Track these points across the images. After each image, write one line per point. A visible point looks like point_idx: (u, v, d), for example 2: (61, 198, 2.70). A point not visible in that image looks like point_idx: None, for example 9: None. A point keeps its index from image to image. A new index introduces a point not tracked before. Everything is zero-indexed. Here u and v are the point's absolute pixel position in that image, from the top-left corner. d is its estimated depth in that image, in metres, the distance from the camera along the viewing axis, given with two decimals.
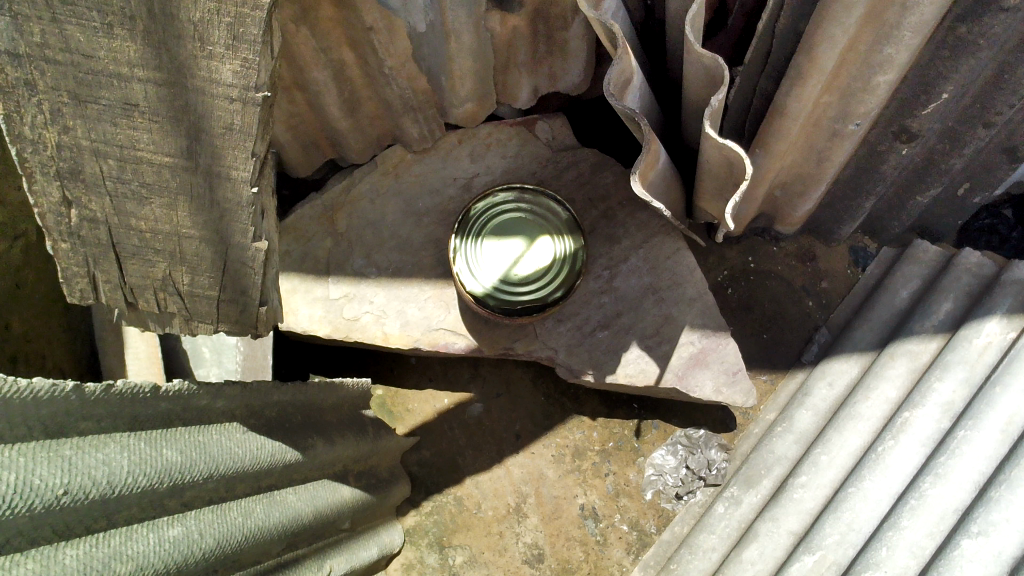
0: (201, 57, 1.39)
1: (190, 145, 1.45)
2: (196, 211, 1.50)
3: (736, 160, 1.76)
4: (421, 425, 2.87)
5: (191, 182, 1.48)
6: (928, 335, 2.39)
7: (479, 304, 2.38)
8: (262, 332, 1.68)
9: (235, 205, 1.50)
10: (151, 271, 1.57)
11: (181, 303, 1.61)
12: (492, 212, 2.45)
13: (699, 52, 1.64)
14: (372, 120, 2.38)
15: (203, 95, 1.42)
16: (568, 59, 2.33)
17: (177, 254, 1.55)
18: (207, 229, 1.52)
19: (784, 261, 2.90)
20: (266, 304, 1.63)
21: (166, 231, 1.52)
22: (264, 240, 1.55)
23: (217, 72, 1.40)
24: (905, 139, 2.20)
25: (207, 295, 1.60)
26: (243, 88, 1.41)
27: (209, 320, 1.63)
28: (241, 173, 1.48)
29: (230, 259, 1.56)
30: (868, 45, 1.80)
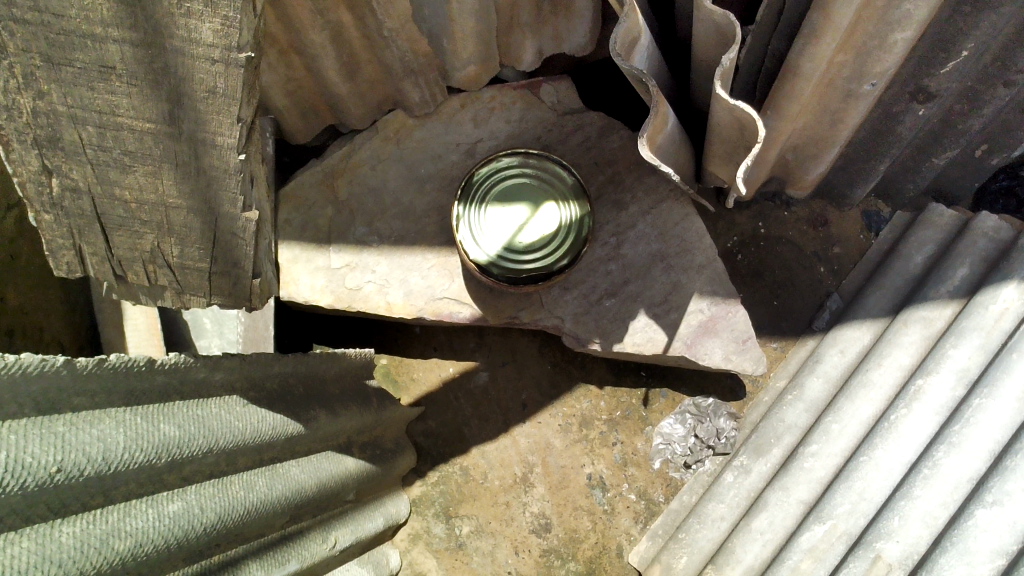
0: (178, 14, 1.31)
1: (174, 111, 1.39)
2: (182, 181, 1.46)
3: (748, 123, 1.63)
4: (426, 395, 2.82)
5: (176, 150, 1.43)
6: (943, 301, 2.37)
7: (482, 273, 2.32)
8: (255, 305, 1.67)
9: (223, 174, 1.46)
10: (140, 243, 1.53)
11: (172, 276, 1.59)
12: (496, 178, 2.38)
13: (710, 8, 1.54)
14: (372, 85, 2.32)
15: (183, 56, 1.34)
16: (573, 19, 2.27)
17: (166, 226, 1.51)
18: (194, 199, 1.48)
19: (794, 227, 2.84)
20: (259, 276, 1.63)
21: (152, 200, 1.48)
22: (254, 210, 1.52)
23: (195, 31, 1.32)
24: (922, 99, 2.15)
25: (198, 266, 1.57)
26: (225, 48, 1.34)
27: (201, 294, 1.61)
28: (227, 140, 1.42)
29: (221, 230, 1.52)
30: (885, 1, 1.75)
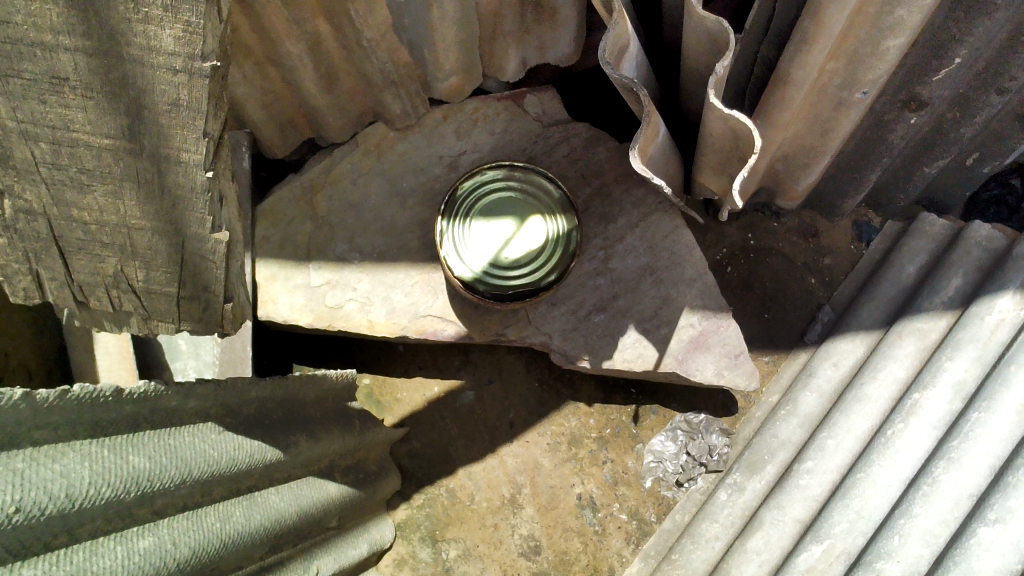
0: (135, 20, 1.22)
1: (133, 127, 1.31)
2: (144, 200, 1.38)
3: (744, 133, 1.56)
4: (410, 415, 2.74)
5: (137, 166, 1.35)
6: (937, 312, 2.33)
7: (468, 290, 2.26)
8: (229, 331, 1.59)
9: (189, 192, 1.37)
10: (101, 267, 1.45)
11: (137, 301, 1.51)
12: (480, 191, 2.31)
13: (702, 14, 1.48)
14: (352, 97, 2.26)
15: (142, 66, 1.26)
16: (557, 27, 2.22)
17: (129, 249, 1.44)
18: (158, 219, 1.40)
19: (785, 238, 2.78)
20: (231, 300, 1.53)
21: (113, 222, 1.40)
22: (224, 231, 1.42)
23: (155, 37, 1.24)
24: (914, 107, 2.11)
25: (165, 292, 1.49)
26: (187, 57, 1.25)
27: (169, 320, 1.54)
28: (193, 156, 1.34)
29: (188, 251, 1.44)
30: (877, 7, 1.71)
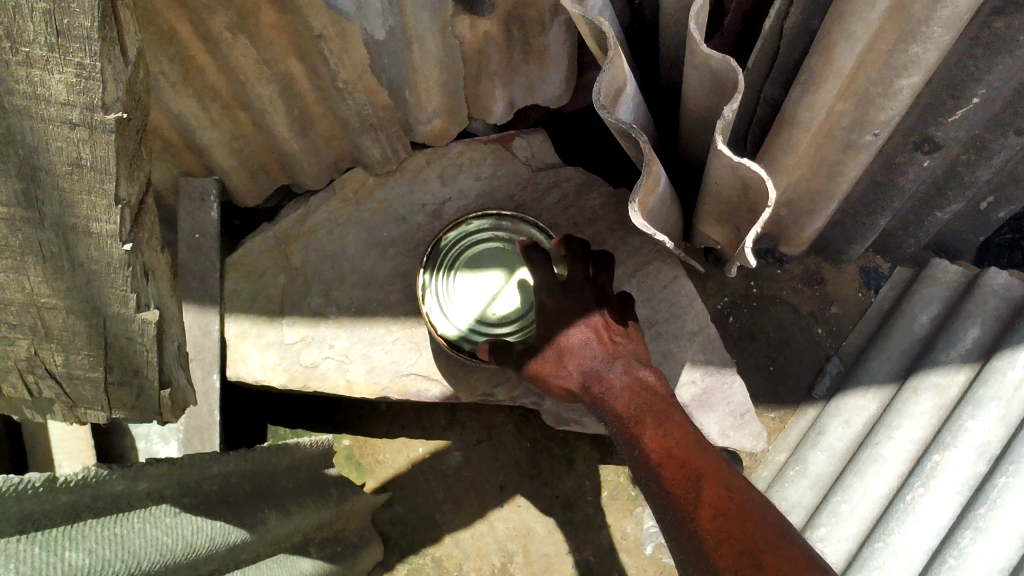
0: (15, 62, 1.07)
1: (28, 189, 1.17)
2: (54, 277, 1.25)
3: (754, 183, 1.42)
4: (393, 478, 2.54)
5: (40, 239, 1.21)
6: (955, 366, 2.18)
7: (457, 352, 2.09)
8: (168, 418, 1.43)
9: (105, 267, 1.23)
10: (12, 350, 1.32)
11: (59, 387, 1.37)
12: (465, 244, 2.16)
13: (707, 52, 1.34)
14: (328, 141, 2.12)
15: (29, 118, 1.11)
16: (546, 67, 2.09)
17: (41, 330, 1.30)
18: (71, 297, 1.27)
19: (789, 285, 2.64)
20: (168, 386, 1.38)
21: (20, 300, 1.27)
22: (152, 310, 1.28)
23: (45, 82, 1.09)
24: (927, 149, 1.97)
25: (88, 376, 1.35)
26: (84, 106, 1.11)
27: (98, 407, 1.40)
28: (105, 226, 1.19)
29: (112, 331, 1.30)
30: (890, 44, 1.58)
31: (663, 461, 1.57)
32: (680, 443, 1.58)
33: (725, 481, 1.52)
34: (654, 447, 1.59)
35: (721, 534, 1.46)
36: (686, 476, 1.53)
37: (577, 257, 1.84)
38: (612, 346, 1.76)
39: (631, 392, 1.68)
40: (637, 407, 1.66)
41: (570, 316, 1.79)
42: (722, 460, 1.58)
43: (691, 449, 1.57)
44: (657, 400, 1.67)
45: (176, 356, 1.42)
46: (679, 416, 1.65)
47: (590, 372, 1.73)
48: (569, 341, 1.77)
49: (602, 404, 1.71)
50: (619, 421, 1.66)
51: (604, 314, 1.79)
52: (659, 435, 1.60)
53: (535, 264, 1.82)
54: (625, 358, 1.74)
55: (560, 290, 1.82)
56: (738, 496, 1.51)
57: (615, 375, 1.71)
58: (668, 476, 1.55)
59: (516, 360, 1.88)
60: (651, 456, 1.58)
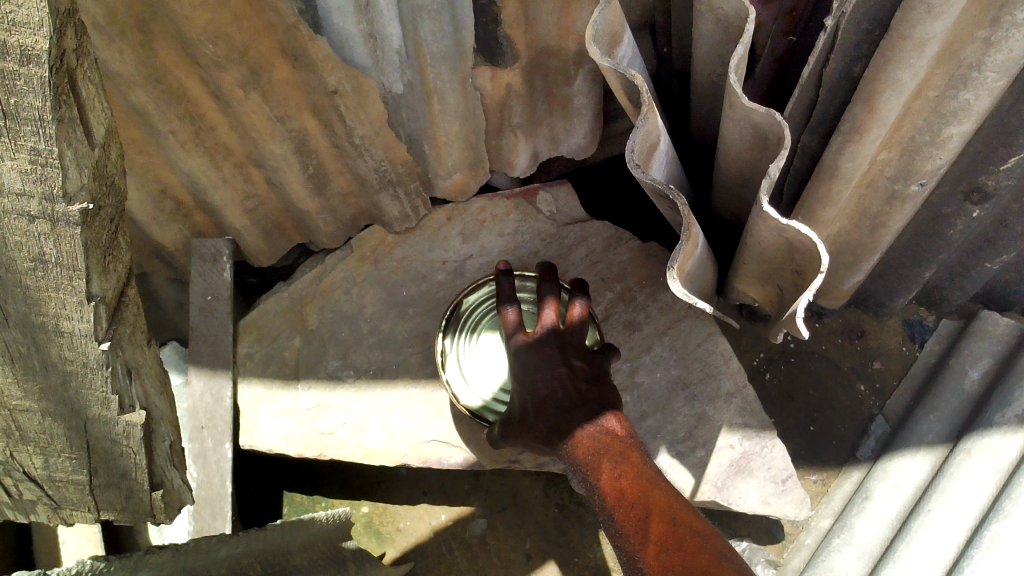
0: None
1: None
2: (25, 378, 1.21)
3: (802, 245, 1.32)
4: (414, 548, 2.40)
5: (7, 339, 1.18)
6: (1012, 427, 2.05)
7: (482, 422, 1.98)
8: (161, 519, 1.43)
9: (82, 368, 1.20)
10: None
11: (40, 490, 1.37)
12: (488, 305, 2.06)
13: (748, 107, 1.24)
14: (346, 199, 2.05)
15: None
16: (571, 119, 2.01)
17: (16, 434, 1.28)
18: (47, 400, 1.24)
19: (828, 339, 2.51)
20: (159, 489, 1.38)
21: None
22: (136, 411, 1.27)
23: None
24: (976, 199, 1.85)
25: (70, 480, 1.36)
26: (43, 196, 1.03)
27: (85, 509, 1.42)
28: (78, 325, 1.16)
29: (94, 435, 1.29)
30: (939, 90, 1.48)
31: (615, 501, 1.48)
32: (633, 480, 1.49)
33: (671, 514, 1.44)
34: (606, 487, 1.51)
35: (667, 566, 1.37)
36: (637, 516, 1.44)
37: (547, 306, 1.85)
38: (565, 377, 1.69)
39: (586, 424, 1.61)
40: (591, 440, 1.58)
41: (534, 359, 1.75)
42: (675, 495, 1.49)
43: (640, 485, 1.49)
44: (619, 433, 1.59)
45: (165, 457, 1.37)
46: (637, 451, 1.56)
47: (545, 406, 1.67)
48: (528, 377, 1.73)
49: (555, 440, 1.63)
50: (574, 459, 1.59)
51: (571, 359, 1.74)
52: (612, 473, 1.52)
53: (504, 315, 1.86)
54: (577, 387, 1.67)
55: (527, 342, 1.79)
56: (690, 538, 1.40)
57: (568, 409, 1.64)
58: (619, 517, 1.46)
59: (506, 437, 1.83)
60: (603, 496, 1.50)
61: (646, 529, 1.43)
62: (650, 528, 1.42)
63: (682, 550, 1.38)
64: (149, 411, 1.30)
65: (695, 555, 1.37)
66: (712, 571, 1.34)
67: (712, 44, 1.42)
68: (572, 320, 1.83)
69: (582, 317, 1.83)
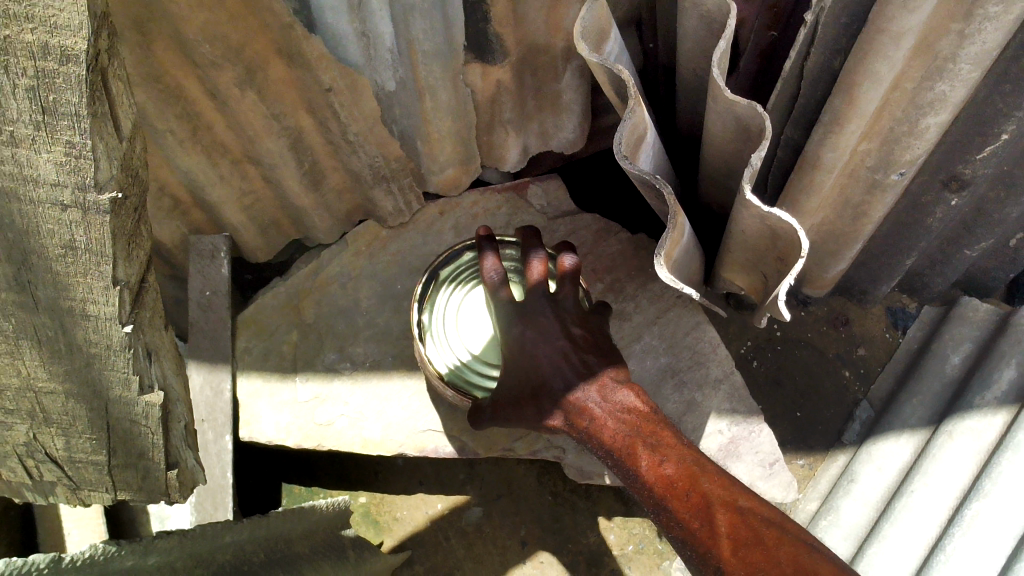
0: (3, 145, 1.12)
1: (20, 275, 1.20)
2: (51, 360, 1.27)
3: (784, 232, 1.37)
4: (410, 537, 2.43)
5: (34, 323, 1.24)
6: (992, 409, 2.12)
7: (466, 398, 1.89)
8: (177, 497, 1.44)
9: (105, 349, 1.25)
10: (11, 434, 1.34)
11: (60, 471, 1.40)
12: (464, 277, 2.01)
13: (731, 99, 1.29)
14: (340, 195, 2.10)
15: (22, 202, 1.16)
16: (561, 114, 2.06)
17: (39, 414, 1.32)
18: (70, 381, 1.29)
19: (813, 327, 2.57)
20: (175, 467, 1.40)
21: (18, 384, 1.29)
22: (155, 392, 1.30)
23: (33, 164, 1.14)
24: (954, 188, 1.91)
25: (92, 460, 1.37)
26: (77, 186, 1.15)
27: (103, 489, 1.42)
28: (104, 308, 1.23)
29: (116, 416, 1.32)
30: (916, 81, 1.53)
31: (665, 493, 1.40)
32: (681, 467, 1.41)
33: (736, 500, 1.37)
34: (652, 480, 1.42)
35: (750, 563, 1.30)
36: (696, 505, 1.38)
37: (536, 269, 1.77)
38: (579, 361, 1.62)
39: (613, 414, 1.53)
40: (622, 430, 1.50)
41: (530, 335, 1.66)
42: (727, 478, 1.42)
43: (690, 471, 1.41)
44: (646, 415, 1.51)
45: (181, 434, 1.40)
46: (668, 429, 1.49)
47: (561, 394, 1.59)
48: (531, 363, 1.64)
49: (582, 432, 1.55)
50: (607, 453, 1.51)
51: (571, 329, 1.67)
52: (656, 460, 1.43)
53: (490, 283, 1.76)
54: (593, 371, 1.60)
55: (518, 313, 1.70)
56: (758, 517, 1.36)
57: (589, 399, 1.56)
58: (676, 509, 1.39)
59: (490, 415, 1.73)
60: (649, 488, 1.42)
61: (711, 519, 1.36)
62: (717, 518, 1.36)
63: (756, 533, 1.33)
64: (167, 391, 1.33)
65: (772, 536, 1.32)
66: (793, 550, 1.30)
67: (696, 40, 1.47)
68: (563, 280, 1.76)
69: (572, 275, 1.75)
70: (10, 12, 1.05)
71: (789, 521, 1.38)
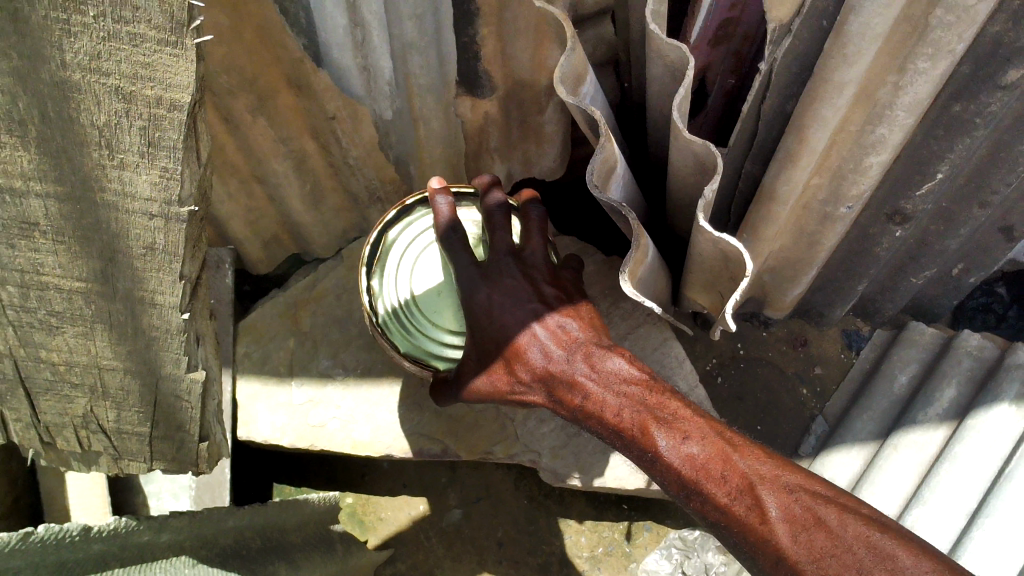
0: (110, 167, 1.22)
1: (105, 268, 1.31)
2: (117, 341, 1.37)
3: (735, 255, 1.56)
4: (394, 536, 2.59)
5: (110, 309, 1.34)
6: (933, 424, 2.30)
7: (426, 370, 1.92)
8: (203, 469, 1.54)
9: (164, 332, 1.35)
10: (70, 408, 1.45)
11: (107, 441, 1.50)
12: (415, 238, 2.00)
13: (689, 138, 1.48)
14: (338, 212, 2.28)
15: (117, 212, 1.25)
16: (542, 144, 2.24)
17: (98, 388, 1.43)
18: (131, 361, 1.39)
19: (774, 347, 2.76)
20: (206, 441, 1.49)
21: (83, 362, 1.40)
22: (200, 370, 1.40)
23: (132, 182, 1.23)
24: (898, 221, 2.09)
25: (135, 432, 1.48)
26: (164, 202, 1.24)
27: (141, 459, 1.51)
28: (168, 297, 1.32)
29: (162, 393, 1.43)
30: (859, 124, 1.71)
31: (700, 475, 1.42)
32: (716, 447, 1.43)
33: (780, 479, 1.40)
34: (684, 464, 1.43)
35: (821, 553, 1.32)
36: (740, 485, 1.39)
37: (497, 226, 1.75)
38: (570, 340, 1.63)
39: (624, 396, 1.53)
40: (636, 413, 1.51)
41: (498, 298, 1.68)
42: (756, 451, 1.45)
43: (722, 449, 1.43)
44: (654, 392, 1.53)
45: (215, 412, 1.48)
46: (672, 396, 1.53)
47: (560, 377, 1.60)
48: (520, 347, 1.65)
49: (591, 417, 1.57)
50: (625, 439, 1.52)
51: (541, 287, 1.70)
52: (682, 444, 1.44)
53: (448, 244, 1.75)
54: (588, 349, 1.61)
55: (481, 274, 1.71)
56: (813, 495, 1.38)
57: (592, 381, 1.57)
58: (717, 489, 1.40)
59: (455, 388, 1.78)
60: (684, 473, 1.43)
61: (761, 500, 1.38)
62: (769, 499, 1.37)
63: (813, 513, 1.35)
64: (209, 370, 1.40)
65: (837, 520, 1.34)
66: (860, 527, 1.33)
67: (661, 84, 1.66)
68: (528, 232, 1.77)
69: (537, 226, 1.77)
70: (138, 70, 1.16)
71: (833, 491, 1.41)
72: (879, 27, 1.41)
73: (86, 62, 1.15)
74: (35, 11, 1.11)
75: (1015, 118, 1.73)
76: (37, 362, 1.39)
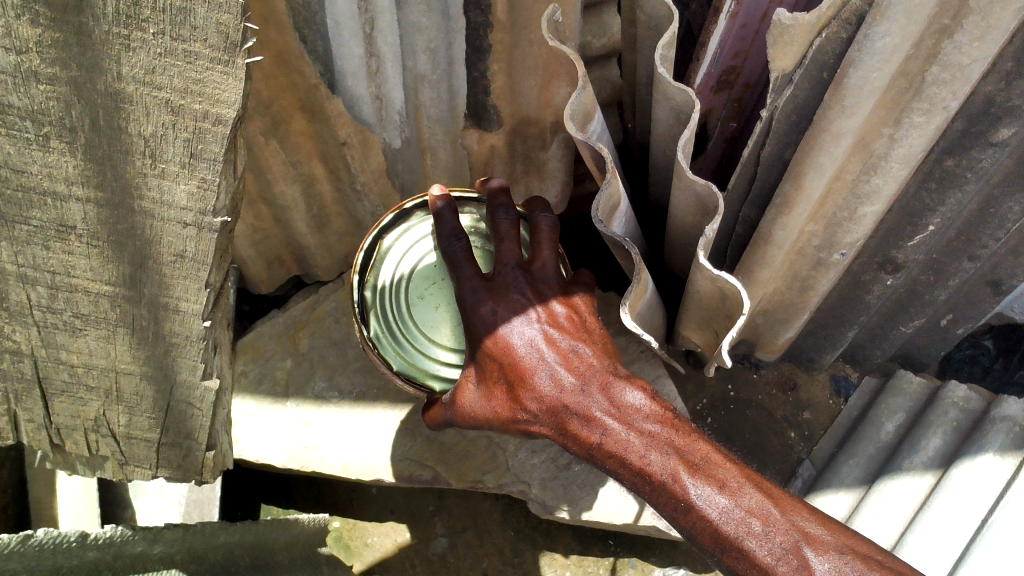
0: (151, 175, 1.27)
1: (134, 275, 1.35)
2: (136, 346, 1.41)
3: (732, 294, 1.60)
4: (378, 562, 2.59)
5: (134, 314, 1.38)
6: (919, 471, 2.33)
7: (421, 390, 1.86)
8: (207, 479, 1.56)
9: (184, 339, 1.40)
10: (82, 410, 1.47)
11: (115, 446, 1.52)
12: (412, 246, 1.92)
13: (692, 178, 1.52)
14: (341, 236, 2.33)
15: (151, 219, 1.30)
16: (545, 180, 2.29)
17: (113, 392, 1.46)
18: (149, 366, 1.43)
19: (764, 389, 2.79)
20: (213, 449, 1.52)
21: (101, 365, 1.43)
22: (214, 378, 1.44)
23: (169, 192, 1.28)
24: (890, 270, 2.14)
25: (145, 438, 1.51)
26: (199, 212, 1.29)
27: (147, 465, 1.54)
28: (192, 305, 1.36)
29: (175, 399, 1.46)
30: (855, 174, 1.75)
31: (739, 529, 1.46)
32: (751, 499, 1.49)
33: (813, 530, 1.48)
34: (722, 517, 1.47)
35: None
36: (784, 542, 1.45)
37: (504, 236, 1.74)
38: (584, 368, 1.62)
39: (648, 436, 1.55)
40: (665, 457, 1.52)
41: (504, 314, 1.66)
42: (785, 498, 1.52)
43: (756, 500, 1.49)
44: (676, 433, 1.56)
45: (223, 421, 1.51)
46: (697, 435, 1.57)
47: (575, 410, 1.59)
48: (530, 373, 1.61)
49: (610, 455, 1.57)
50: (653, 484, 1.53)
51: (551, 305, 1.68)
52: (716, 492, 1.49)
53: (453, 254, 1.74)
54: (603, 381, 1.61)
55: (487, 287, 1.69)
56: (847, 547, 1.46)
57: (613, 417, 1.57)
58: (760, 545, 1.45)
59: (452, 414, 1.73)
60: (722, 526, 1.47)
61: (804, 557, 1.44)
62: (812, 557, 1.44)
63: (858, 570, 1.43)
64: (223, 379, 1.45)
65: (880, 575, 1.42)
66: None
67: (665, 126, 1.71)
68: (538, 244, 1.76)
69: (549, 238, 1.77)
70: (189, 85, 1.22)
71: (858, 541, 1.50)
72: (877, 80, 1.47)
73: (140, 75, 1.21)
74: (98, 25, 1.18)
75: (1005, 174, 1.79)
76: (57, 363, 1.42)
